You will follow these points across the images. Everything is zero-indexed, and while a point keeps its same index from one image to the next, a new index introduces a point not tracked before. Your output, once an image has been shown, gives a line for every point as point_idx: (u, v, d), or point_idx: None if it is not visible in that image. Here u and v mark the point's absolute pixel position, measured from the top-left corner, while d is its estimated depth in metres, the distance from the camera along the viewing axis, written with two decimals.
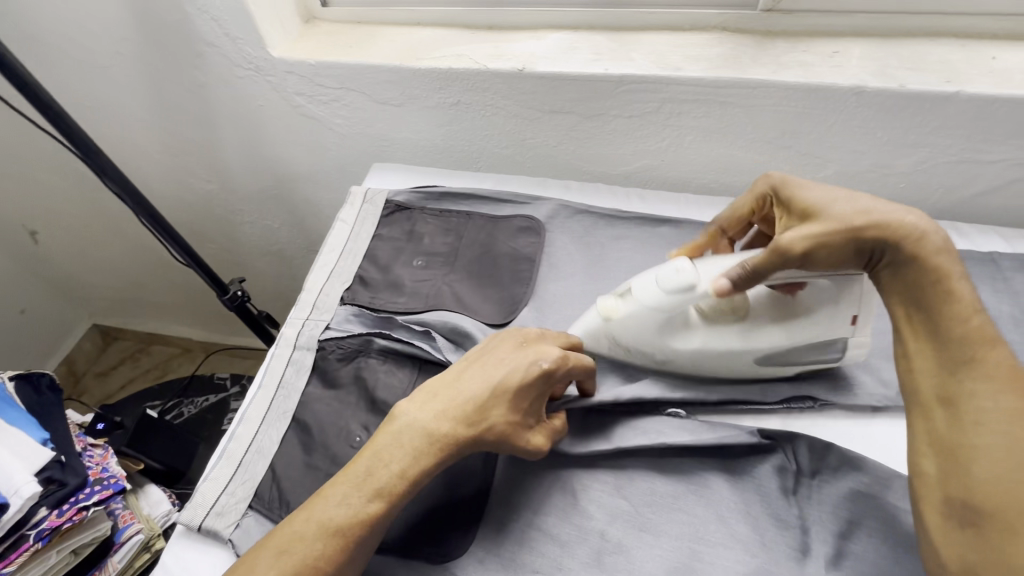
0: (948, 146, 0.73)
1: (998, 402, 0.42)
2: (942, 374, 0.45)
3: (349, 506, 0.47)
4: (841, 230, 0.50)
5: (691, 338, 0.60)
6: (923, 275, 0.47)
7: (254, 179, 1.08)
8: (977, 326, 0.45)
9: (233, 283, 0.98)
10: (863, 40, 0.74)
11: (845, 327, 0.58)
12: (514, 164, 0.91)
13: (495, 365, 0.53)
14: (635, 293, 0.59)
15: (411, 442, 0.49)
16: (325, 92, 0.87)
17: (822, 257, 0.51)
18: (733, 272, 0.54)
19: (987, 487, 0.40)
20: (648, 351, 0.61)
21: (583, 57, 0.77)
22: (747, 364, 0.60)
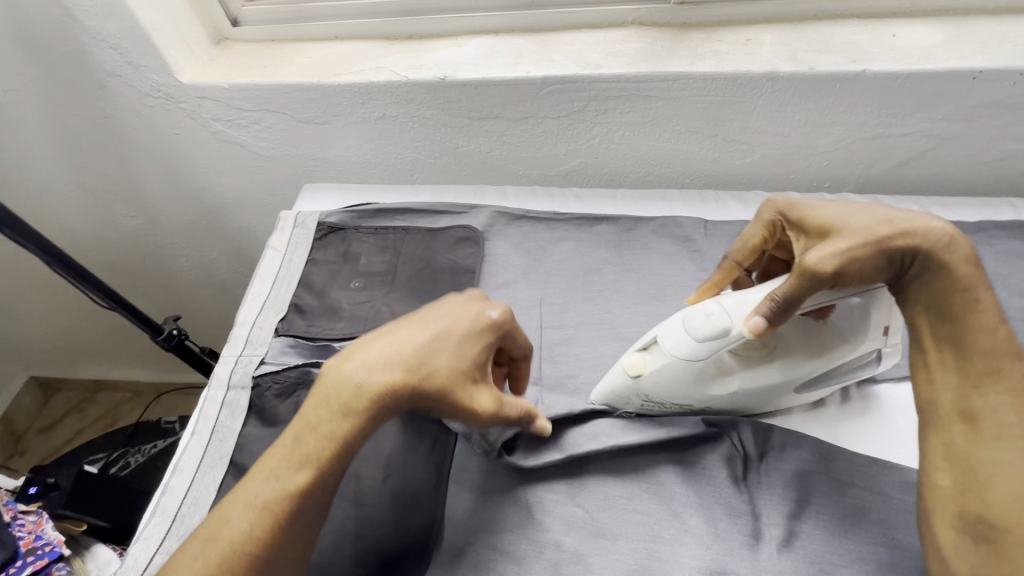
0: (862, 123, 0.75)
1: (1019, 419, 0.44)
2: (964, 385, 0.46)
3: (274, 480, 0.46)
4: (869, 242, 0.47)
5: (729, 382, 0.56)
6: (948, 284, 0.48)
7: (182, 211, 1.03)
8: (1002, 340, 0.46)
9: (167, 322, 0.93)
10: (773, 26, 0.76)
11: (879, 342, 0.56)
12: (450, 173, 0.89)
13: (430, 322, 0.51)
14: (663, 346, 0.55)
15: (338, 403, 0.47)
16: (244, 115, 0.84)
17: (858, 271, 0.48)
18: (767, 309, 0.49)
19: (1003, 501, 0.42)
20: (683, 397, 0.57)
21: (504, 61, 0.77)
22: (788, 394, 0.58)
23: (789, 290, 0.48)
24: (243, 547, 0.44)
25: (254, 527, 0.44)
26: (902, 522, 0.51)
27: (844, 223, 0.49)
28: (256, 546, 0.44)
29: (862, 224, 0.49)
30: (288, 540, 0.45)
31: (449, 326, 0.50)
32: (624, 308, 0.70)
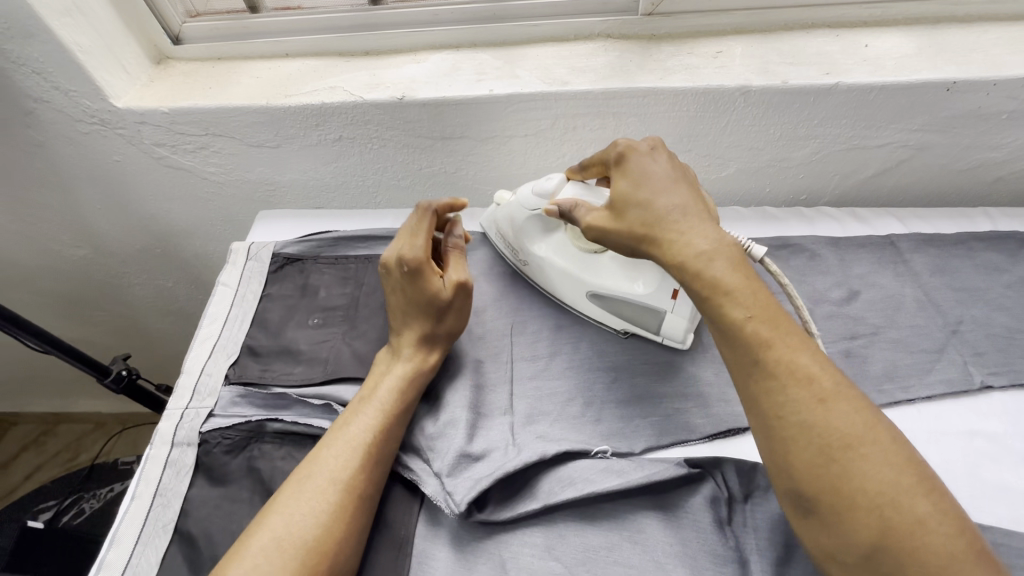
0: (838, 135, 0.73)
1: (790, 399, 0.42)
2: (738, 374, 0.46)
3: (344, 462, 0.50)
4: (625, 233, 0.53)
5: (544, 251, 0.67)
6: (694, 279, 0.48)
7: (132, 240, 0.97)
8: (757, 320, 0.45)
9: (115, 363, 0.86)
10: (744, 38, 0.73)
11: (664, 299, 0.61)
12: (416, 195, 0.85)
13: (405, 315, 0.60)
14: (521, 190, 0.68)
15: (381, 391, 0.56)
16: (188, 140, 0.78)
17: (613, 244, 0.55)
18: (562, 207, 0.59)
19: (806, 484, 0.41)
20: (517, 249, 0.70)
21: (466, 78, 0.72)
22: (582, 296, 0.66)
23: (575, 210, 0.58)
24: (319, 530, 0.47)
25: (326, 508, 0.48)
26: None
27: (628, 201, 0.53)
28: (334, 527, 0.47)
29: (633, 214, 0.52)
30: (363, 522, 0.49)
31: (411, 304, 0.59)
32: (599, 338, 0.66)
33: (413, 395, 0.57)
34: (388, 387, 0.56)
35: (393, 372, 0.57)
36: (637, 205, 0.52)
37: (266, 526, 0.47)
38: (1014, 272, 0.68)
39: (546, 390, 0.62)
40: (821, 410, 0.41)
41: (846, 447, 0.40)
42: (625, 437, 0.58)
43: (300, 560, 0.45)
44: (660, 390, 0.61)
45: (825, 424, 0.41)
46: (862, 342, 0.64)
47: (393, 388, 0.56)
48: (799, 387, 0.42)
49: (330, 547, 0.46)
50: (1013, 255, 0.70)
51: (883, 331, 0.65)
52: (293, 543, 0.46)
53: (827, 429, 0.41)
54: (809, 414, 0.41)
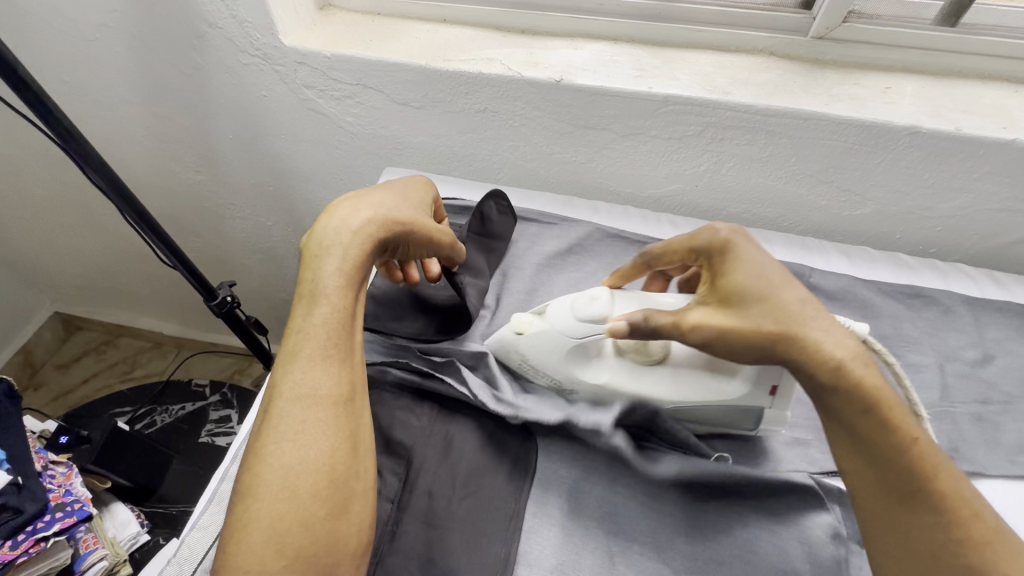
0: (994, 193, 0.71)
1: (950, 536, 0.40)
2: (882, 491, 0.41)
3: (307, 377, 0.46)
4: (753, 334, 0.46)
5: (600, 372, 0.58)
6: (846, 395, 0.42)
7: (250, 175, 1.00)
8: (922, 446, 0.41)
9: (221, 288, 0.89)
10: (914, 77, 0.71)
11: (763, 398, 0.54)
12: (538, 179, 0.85)
13: (379, 199, 0.55)
14: (550, 313, 0.58)
15: (327, 285, 0.49)
16: (339, 87, 0.80)
17: (726, 347, 0.48)
18: (635, 318, 0.52)
19: None
20: (558, 379, 0.59)
21: (624, 72, 0.72)
22: (654, 418, 0.57)
23: (652, 317, 0.51)
24: (320, 455, 0.43)
25: (306, 426, 0.44)
26: None
27: (748, 294, 0.47)
28: (318, 442, 0.43)
29: (757, 303, 0.46)
30: (357, 433, 0.46)
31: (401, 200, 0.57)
32: None
33: (356, 291, 0.50)
34: (334, 279, 0.49)
35: (334, 260, 0.49)
36: (761, 301, 0.46)
37: (261, 461, 0.43)
38: None
39: None
40: (984, 550, 0.39)
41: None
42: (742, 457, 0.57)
43: (310, 488, 0.42)
44: None
45: (992, 567, 0.39)
46: (994, 409, 0.62)
47: (342, 277, 0.49)
48: (960, 524, 0.40)
49: (336, 468, 0.43)
50: None
51: (1017, 401, 0.62)
52: (284, 466, 0.42)
53: (987, 573, 0.39)
54: (972, 553, 0.39)
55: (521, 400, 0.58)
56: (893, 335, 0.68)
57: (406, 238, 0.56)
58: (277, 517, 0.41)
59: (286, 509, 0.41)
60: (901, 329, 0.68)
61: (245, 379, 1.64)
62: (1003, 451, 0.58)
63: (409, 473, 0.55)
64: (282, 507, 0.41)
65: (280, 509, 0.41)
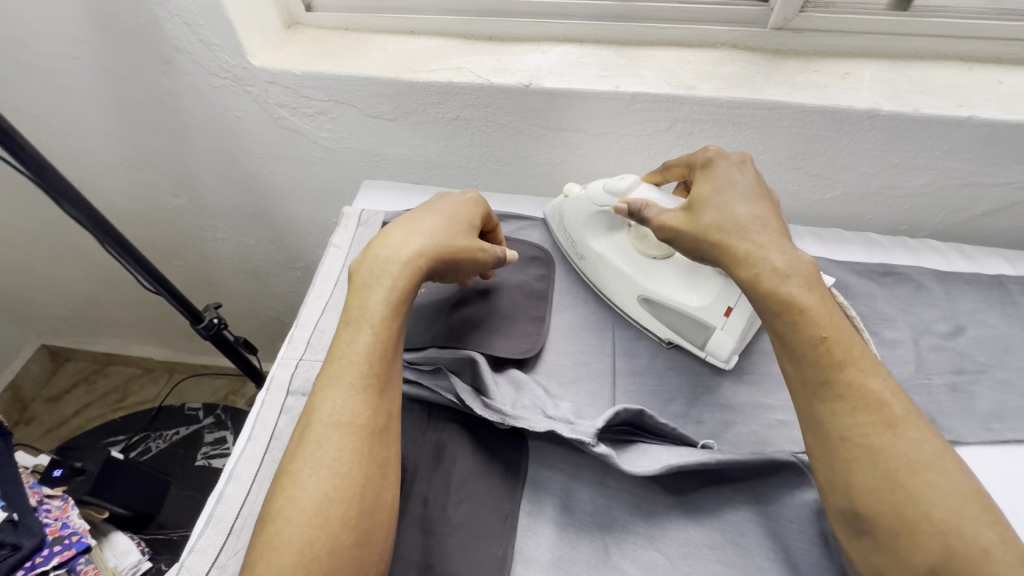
0: (956, 169, 0.73)
1: (856, 420, 0.44)
2: (804, 391, 0.47)
3: (346, 404, 0.48)
4: (693, 233, 0.55)
5: (607, 243, 0.70)
6: (773, 301, 0.49)
7: (230, 195, 1.00)
8: (836, 343, 0.46)
9: (208, 310, 0.90)
10: (872, 62, 0.73)
11: (716, 314, 0.62)
12: (515, 181, 0.86)
13: (434, 225, 0.59)
14: (591, 186, 0.70)
15: (371, 314, 0.52)
16: (311, 104, 0.81)
17: (681, 246, 0.57)
18: (634, 206, 0.61)
19: (863, 501, 0.42)
20: (575, 242, 0.73)
21: (592, 73, 0.74)
22: (633, 299, 0.68)
23: (645, 209, 0.60)
24: (347, 478, 0.45)
25: (339, 452, 0.46)
26: None
27: (704, 204, 0.55)
28: (349, 469, 0.45)
29: (709, 216, 0.54)
30: (387, 460, 0.47)
31: (451, 222, 0.60)
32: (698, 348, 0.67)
33: (398, 320, 0.53)
34: (380, 307, 0.52)
35: (380, 292, 0.53)
36: (714, 209, 0.54)
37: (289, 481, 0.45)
38: None
39: (646, 387, 0.64)
40: (889, 434, 0.43)
41: (912, 474, 0.41)
42: (728, 443, 0.59)
43: (331, 510, 0.44)
44: (759, 398, 0.63)
45: (890, 446, 0.42)
46: (968, 378, 0.64)
47: (386, 305, 0.53)
48: (869, 409, 0.44)
49: (360, 490, 0.45)
50: None
51: (989, 369, 0.64)
52: (316, 492, 0.44)
53: (892, 451, 0.42)
54: (877, 437, 0.43)
55: (513, 402, 0.59)
56: (869, 314, 0.70)
57: (453, 265, 0.59)
58: (306, 542, 0.42)
59: (308, 530, 0.43)
60: (876, 307, 0.70)
61: (239, 399, 1.64)
62: (978, 419, 0.60)
63: (404, 482, 0.56)
64: (309, 531, 0.43)
65: (312, 535, 0.42)
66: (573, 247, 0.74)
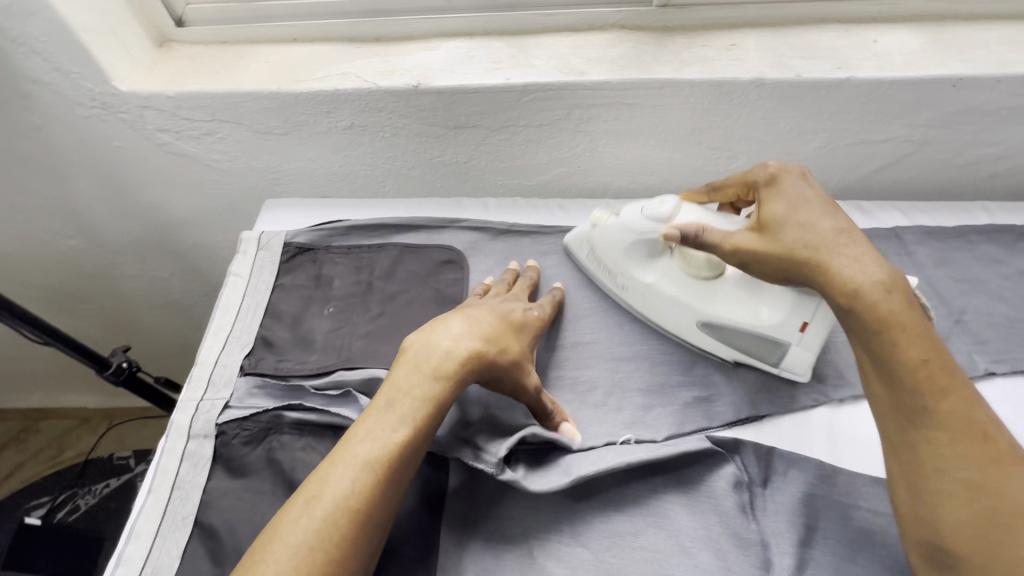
0: (846, 129, 0.74)
1: (956, 451, 0.43)
2: (895, 415, 0.46)
3: (353, 483, 0.47)
4: (774, 251, 0.52)
5: (650, 272, 0.64)
6: (861, 324, 0.47)
7: (129, 230, 0.94)
8: (935, 369, 0.45)
9: (115, 355, 0.84)
10: (756, 31, 0.74)
11: (792, 332, 0.58)
12: (425, 184, 0.84)
13: (497, 321, 0.58)
14: (624, 213, 0.65)
15: (414, 405, 0.51)
16: (193, 125, 0.76)
17: (758, 268, 0.54)
18: (690, 231, 0.56)
19: (954, 533, 0.41)
20: (613, 271, 0.67)
21: (482, 67, 0.72)
22: (692, 324, 0.63)
23: (704, 232, 0.56)
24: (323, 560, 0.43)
25: (340, 540, 0.44)
26: None
27: (782, 222, 0.53)
28: (342, 559, 0.44)
29: (789, 235, 0.51)
30: (364, 551, 0.46)
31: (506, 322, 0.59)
32: (616, 335, 0.67)
33: (435, 420, 0.51)
34: (423, 403, 0.51)
35: (426, 383, 0.52)
36: (796, 228, 0.52)
37: (274, 543, 0.44)
38: (1011, 264, 0.72)
39: (566, 381, 0.63)
40: (994, 472, 0.42)
41: (1018, 515, 0.40)
42: (647, 427, 0.59)
43: None
44: (677, 378, 0.63)
45: (994, 483, 0.41)
46: None
47: (430, 403, 0.51)
48: (971, 440, 0.43)
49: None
50: (1009, 248, 0.73)
51: None
52: None
53: (995, 487, 0.41)
54: (980, 472, 0.42)
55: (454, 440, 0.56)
56: None
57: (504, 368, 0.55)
58: None
59: None
60: None
61: None
62: None
63: None
64: None
65: None
66: (608, 276, 0.68)
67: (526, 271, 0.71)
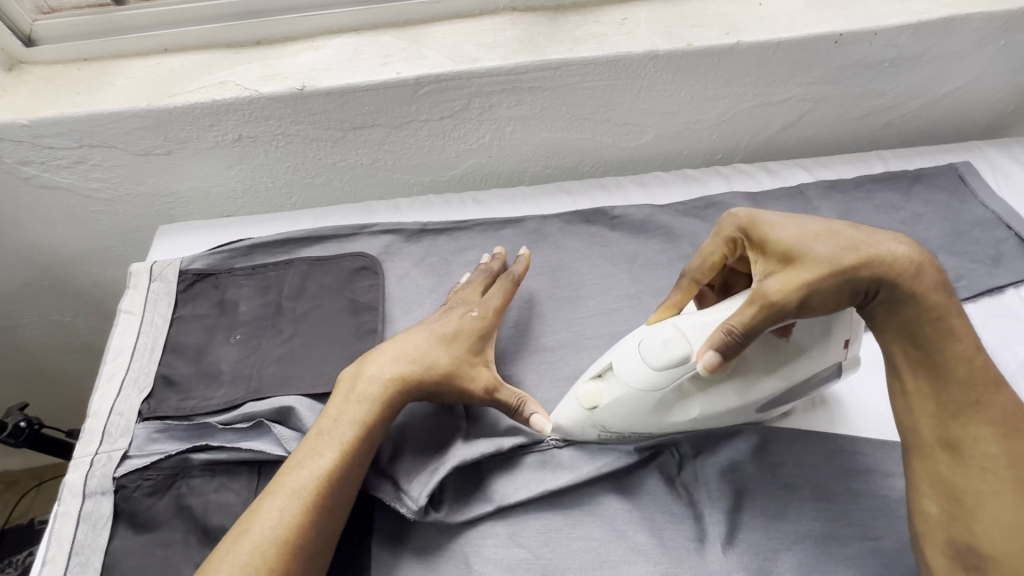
0: (744, 94, 0.75)
1: (1003, 446, 0.44)
2: (942, 410, 0.46)
3: (284, 515, 0.45)
4: (829, 273, 0.45)
5: (691, 407, 0.51)
6: (918, 312, 0.46)
7: (12, 275, 0.85)
8: (980, 362, 0.46)
9: (11, 415, 0.77)
10: (647, 4, 0.74)
11: (838, 352, 0.51)
12: (334, 192, 0.80)
13: (432, 339, 0.56)
14: (618, 374, 0.50)
15: (342, 432, 0.50)
16: (60, 154, 0.69)
17: (821, 299, 0.45)
18: (717, 343, 0.46)
19: (1001, 531, 0.42)
20: (638, 428, 0.52)
21: (371, 63, 0.68)
22: (751, 415, 0.53)
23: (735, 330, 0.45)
24: None
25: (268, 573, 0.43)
26: (831, 495, 0.52)
27: (800, 244, 0.47)
28: None
29: (819, 248, 0.46)
30: None
31: (445, 336, 0.56)
32: (540, 324, 0.66)
33: (368, 443, 0.50)
34: (349, 429, 0.50)
35: (356, 407, 0.51)
36: (817, 239, 0.47)
37: None
38: (907, 209, 0.75)
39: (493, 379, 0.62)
40: None
41: None
42: None
43: None
44: None
45: None
46: None
47: (358, 427, 0.50)
48: (1010, 439, 0.44)
49: None
50: (905, 193, 0.77)
51: None
52: None
53: None
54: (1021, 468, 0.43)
55: (405, 468, 0.53)
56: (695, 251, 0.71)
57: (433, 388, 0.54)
58: None
59: None
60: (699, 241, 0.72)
61: None
62: None
63: None
64: None
65: None
66: (629, 436, 0.53)
67: (493, 260, 0.66)
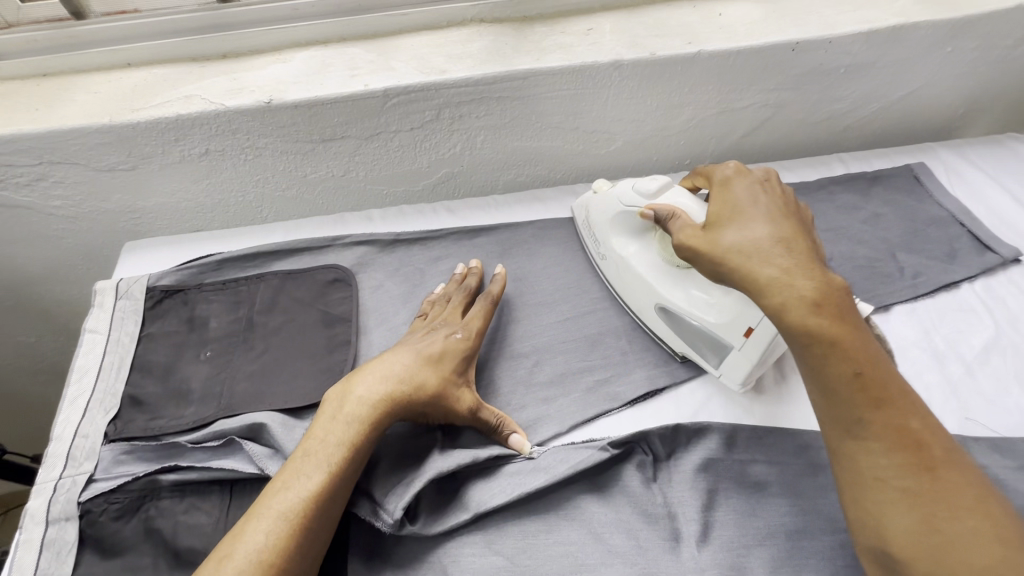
0: (708, 100, 0.77)
1: (890, 459, 0.43)
2: (834, 425, 0.46)
3: (268, 536, 0.44)
4: (723, 256, 0.49)
5: (630, 246, 0.66)
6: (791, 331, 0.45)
7: None
8: (868, 376, 0.44)
9: None
10: (611, 15, 0.75)
11: (736, 335, 0.57)
12: (306, 205, 0.79)
13: (414, 359, 0.56)
14: (619, 185, 0.66)
15: (330, 452, 0.48)
16: (19, 172, 0.68)
17: (703, 266, 0.51)
18: (662, 212, 0.57)
19: (901, 541, 0.42)
20: (599, 240, 0.69)
21: (339, 75, 0.69)
22: (650, 307, 0.64)
23: (671, 218, 0.55)
24: None
25: None
26: (801, 490, 0.54)
27: (721, 231, 0.50)
28: None
29: (730, 241, 0.49)
30: None
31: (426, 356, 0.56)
32: (516, 331, 0.66)
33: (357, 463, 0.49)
34: (339, 450, 0.49)
35: (343, 427, 0.50)
36: (733, 236, 0.49)
37: None
38: (867, 209, 0.77)
39: None
40: (930, 477, 0.42)
41: (955, 519, 0.41)
42: (552, 421, 0.59)
43: None
44: (578, 365, 0.63)
45: (931, 487, 0.42)
46: None
47: (345, 447, 0.49)
48: (904, 450, 0.43)
49: None
50: (865, 194, 0.79)
51: None
52: None
53: (935, 491, 0.42)
54: (917, 479, 0.42)
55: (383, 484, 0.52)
56: None
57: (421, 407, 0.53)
58: None
59: None
60: None
61: None
62: None
63: None
64: None
65: None
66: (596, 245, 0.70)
67: (470, 273, 0.67)
